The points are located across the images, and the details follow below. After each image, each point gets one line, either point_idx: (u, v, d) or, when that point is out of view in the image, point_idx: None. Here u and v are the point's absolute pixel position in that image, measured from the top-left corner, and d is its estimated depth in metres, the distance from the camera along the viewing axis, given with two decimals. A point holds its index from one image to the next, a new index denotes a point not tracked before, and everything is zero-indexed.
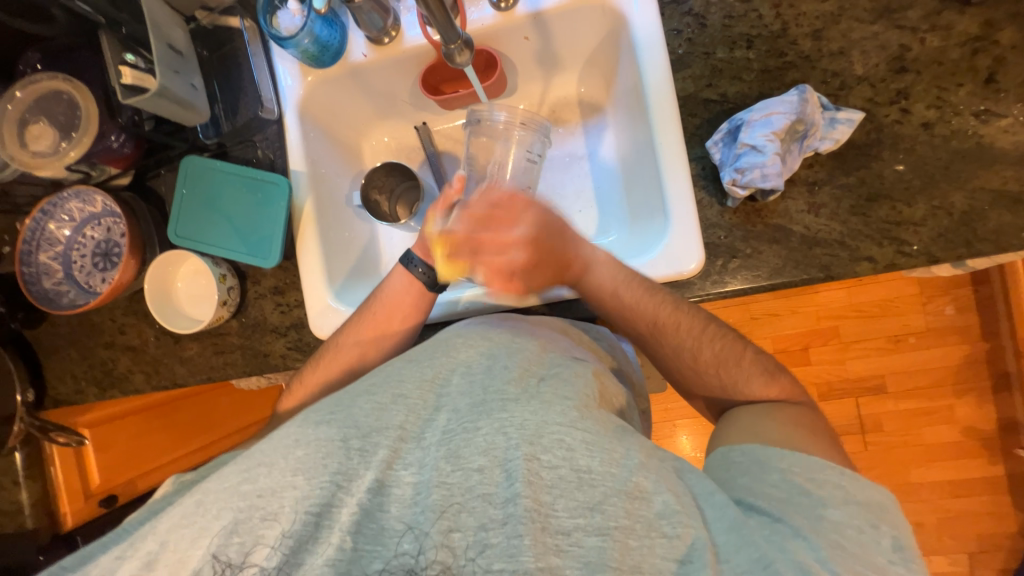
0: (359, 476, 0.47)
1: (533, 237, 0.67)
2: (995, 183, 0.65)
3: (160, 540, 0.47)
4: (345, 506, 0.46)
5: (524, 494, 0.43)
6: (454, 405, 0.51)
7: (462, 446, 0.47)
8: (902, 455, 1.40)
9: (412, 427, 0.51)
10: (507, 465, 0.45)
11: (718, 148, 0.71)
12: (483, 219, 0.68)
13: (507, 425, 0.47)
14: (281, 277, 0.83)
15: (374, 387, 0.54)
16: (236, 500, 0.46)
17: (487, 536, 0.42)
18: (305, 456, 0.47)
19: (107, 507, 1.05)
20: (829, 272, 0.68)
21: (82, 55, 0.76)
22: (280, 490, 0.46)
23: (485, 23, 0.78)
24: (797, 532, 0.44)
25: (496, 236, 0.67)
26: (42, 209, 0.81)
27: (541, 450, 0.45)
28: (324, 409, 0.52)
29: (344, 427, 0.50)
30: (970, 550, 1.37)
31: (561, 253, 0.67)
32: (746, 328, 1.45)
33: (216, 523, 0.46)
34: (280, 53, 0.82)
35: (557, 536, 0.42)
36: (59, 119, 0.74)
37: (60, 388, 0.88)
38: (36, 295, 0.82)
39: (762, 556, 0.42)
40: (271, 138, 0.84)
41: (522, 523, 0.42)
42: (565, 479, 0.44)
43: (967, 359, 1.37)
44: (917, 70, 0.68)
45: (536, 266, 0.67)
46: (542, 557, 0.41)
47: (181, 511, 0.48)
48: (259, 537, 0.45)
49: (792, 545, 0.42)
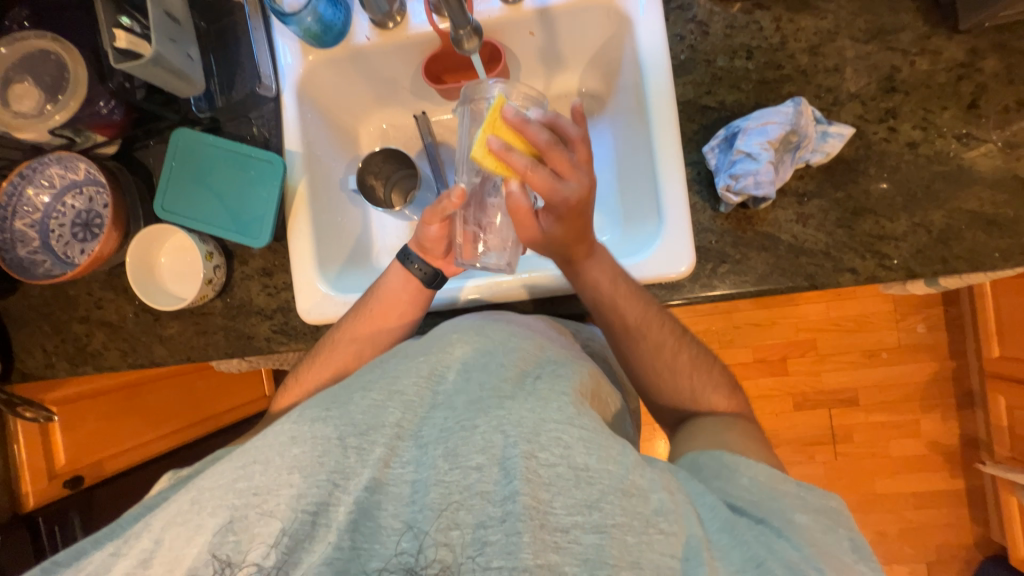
0: (357, 475, 0.47)
1: (592, 192, 0.60)
2: (973, 205, 0.68)
3: (155, 537, 0.45)
4: (341, 505, 0.45)
5: (523, 492, 0.43)
6: (451, 403, 0.51)
7: (460, 444, 0.47)
8: (870, 466, 1.45)
9: (411, 424, 0.50)
10: (505, 463, 0.45)
11: (713, 154, 0.72)
12: (554, 140, 0.58)
13: (505, 423, 0.47)
14: (269, 258, 0.82)
15: (370, 383, 0.54)
16: (232, 497, 0.45)
17: (485, 533, 0.43)
18: (301, 454, 0.47)
19: (73, 489, 1.00)
20: (814, 281, 0.70)
21: (74, 17, 0.73)
22: (276, 488, 0.45)
23: (491, 14, 0.78)
24: (784, 531, 0.45)
25: (564, 163, 0.58)
26: (20, 172, 0.78)
27: (540, 448, 0.45)
28: (320, 406, 0.51)
29: (340, 425, 0.49)
30: (929, 560, 1.43)
31: (587, 232, 0.63)
32: (728, 336, 1.48)
33: (211, 520, 0.44)
34: (281, 29, 0.81)
35: (555, 533, 0.42)
36: (45, 80, 0.72)
37: (29, 361, 0.85)
38: (10, 262, 0.78)
39: (753, 555, 0.43)
40: (267, 116, 0.82)
41: (520, 520, 0.42)
42: (563, 477, 0.44)
43: (934, 376, 1.43)
44: (905, 91, 0.71)
45: (563, 231, 0.63)
46: (540, 554, 0.41)
47: (176, 507, 0.46)
48: (254, 535, 0.44)
49: (781, 545, 0.44)
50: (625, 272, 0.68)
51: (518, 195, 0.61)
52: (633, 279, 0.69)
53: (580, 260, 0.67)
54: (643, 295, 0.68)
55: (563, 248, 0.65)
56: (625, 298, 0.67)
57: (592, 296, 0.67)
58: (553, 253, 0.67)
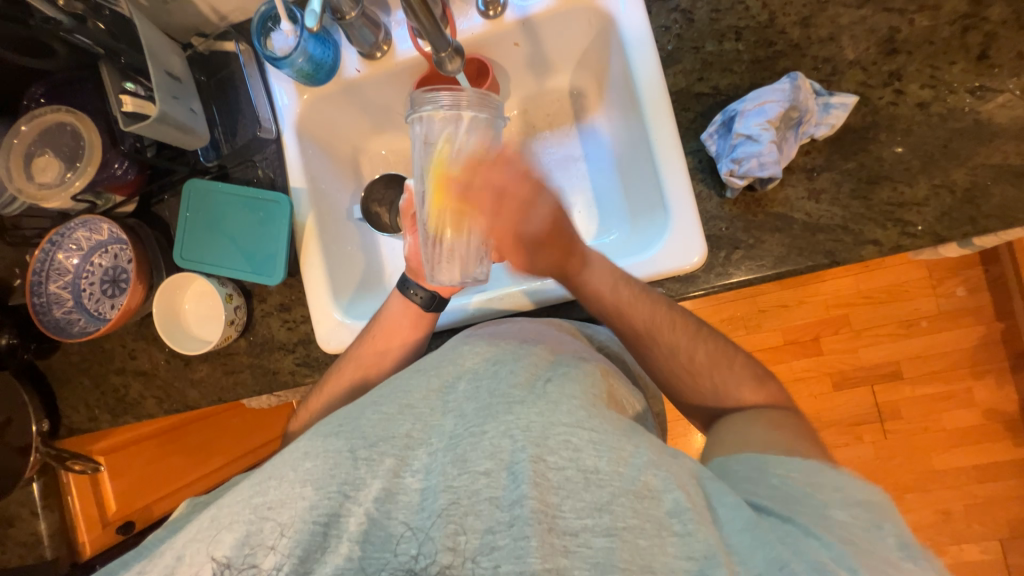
0: (366, 485, 0.46)
1: (556, 213, 0.66)
2: (997, 159, 0.65)
3: (176, 553, 0.46)
4: (352, 516, 0.45)
5: (530, 496, 0.42)
6: (460, 411, 0.51)
7: (468, 450, 0.46)
8: (923, 442, 1.37)
9: (419, 434, 0.50)
10: (512, 467, 0.44)
11: (712, 141, 0.71)
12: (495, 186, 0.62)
13: (513, 427, 0.46)
14: (286, 294, 0.84)
15: (381, 398, 0.54)
16: (248, 512, 0.46)
17: (494, 538, 0.42)
18: (314, 467, 0.47)
19: (125, 534, 1.05)
20: (834, 257, 0.67)
21: (86, 88, 0.78)
22: (290, 501, 0.46)
23: (475, 31, 0.79)
24: (807, 529, 0.43)
25: (521, 198, 0.64)
26: (50, 239, 0.83)
27: (548, 452, 0.45)
28: (332, 421, 0.52)
29: (352, 437, 0.49)
30: (1002, 536, 1.33)
31: (571, 237, 0.67)
32: (752, 320, 1.43)
33: (228, 538, 0.45)
34: (275, 74, 0.84)
35: (565, 537, 0.41)
36: (64, 151, 0.76)
37: (74, 416, 0.89)
38: (47, 324, 0.83)
39: (779, 557, 0.40)
40: (271, 157, 0.85)
41: (529, 524, 0.41)
42: (572, 480, 0.44)
43: (982, 341, 1.35)
44: (908, 51, 0.68)
45: (543, 250, 0.66)
46: (549, 558, 0.40)
47: (198, 524, 0.47)
48: (267, 545, 0.44)
49: (812, 545, 0.42)
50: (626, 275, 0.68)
51: (492, 229, 0.63)
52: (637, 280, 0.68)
53: (574, 262, 0.67)
54: (650, 294, 0.67)
55: (557, 247, 0.66)
56: (631, 307, 0.66)
57: (600, 293, 0.66)
58: (545, 265, 0.68)
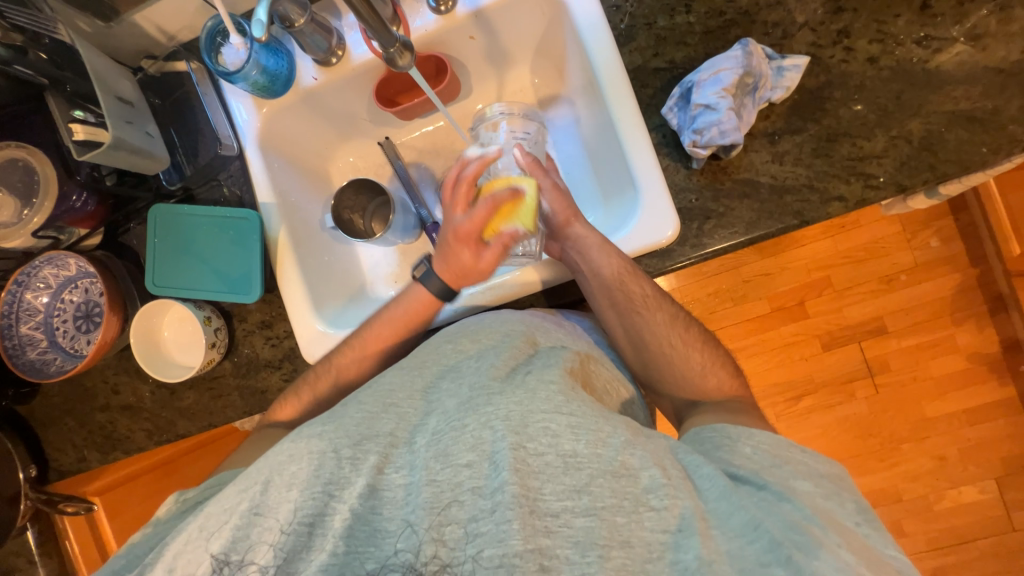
0: (350, 483, 0.46)
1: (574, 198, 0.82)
2: (949, 105, 0.66)
3: (166, 567, 0.44)
4: (337, 514, 0.45)
5: (511, 481, 0.42)
6: (444, 408, 0.50)
7: (451, 444, 0.46)
8: (913, 391, 1.40)
9: (403, 433, 0.50)
10: (494, 457, 0.44)
11: (673, 113, 0.72)
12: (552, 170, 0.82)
13: (493, 418, 0.46)
14: (267, 310, 0.83)
15: (366, 402, 0.53)
16: (235, 517, 0.45)
17: (477, 525, 0.42)
18: (300, 470, 0.46)
19: None
20: (803, 217, 0.69)
21: (35, 121, 0.76)
22: (277, 505, 0.45)
23: (428, 28, 0.78)
24: (777, 494, 0.45)
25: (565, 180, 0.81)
26: (16, 279, 0.80)
27: (528, 439, 0.45)
28: (316, 423, 0.51)
29: (335, 437, 0.48)
30: (997, 474, 1.37)
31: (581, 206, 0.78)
32: (739, 292, 1.45)
33: (216, 544, 0.44)
34: (230, 89, 0.82)
35: (546, 518, 0.42)
36: (17, 187, 0.75)
37: (62, 459, 0.86)
38: (23, 367, 0.81)
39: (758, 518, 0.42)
40: (236, 174, 0.84)
41: (510, 508, 0.41)
42: (552, 465, 0.44)
43: (960, 287, 1.38)
44: (853, 8, 0.70)
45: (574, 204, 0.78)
46: (531, 539, 0.40)
47: (187, 534, 0.46)
48: (255, 546, 0.44)
49: (784, 508, 0.43)
50: (614, 252, 0.69)
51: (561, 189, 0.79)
52: (625, 258, 0.69)
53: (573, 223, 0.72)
54: (640, 275, 0.68)
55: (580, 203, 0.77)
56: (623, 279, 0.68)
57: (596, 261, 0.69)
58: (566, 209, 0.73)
